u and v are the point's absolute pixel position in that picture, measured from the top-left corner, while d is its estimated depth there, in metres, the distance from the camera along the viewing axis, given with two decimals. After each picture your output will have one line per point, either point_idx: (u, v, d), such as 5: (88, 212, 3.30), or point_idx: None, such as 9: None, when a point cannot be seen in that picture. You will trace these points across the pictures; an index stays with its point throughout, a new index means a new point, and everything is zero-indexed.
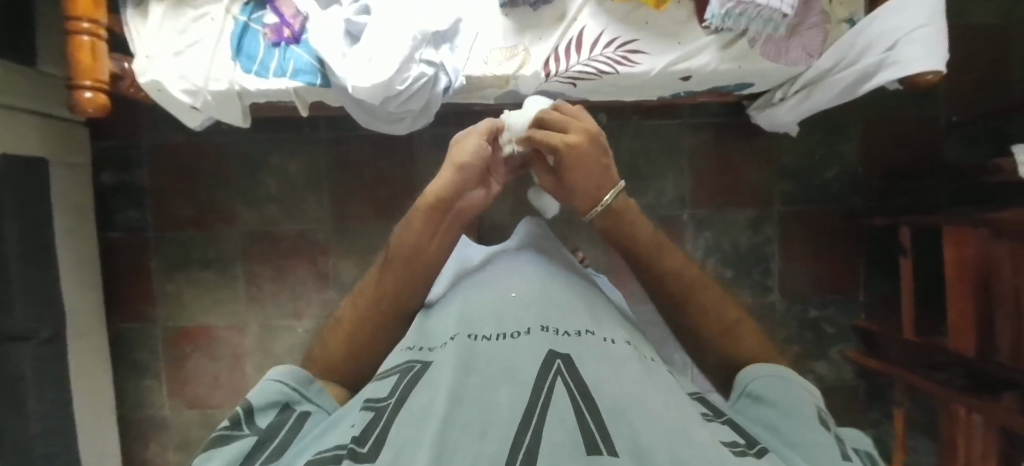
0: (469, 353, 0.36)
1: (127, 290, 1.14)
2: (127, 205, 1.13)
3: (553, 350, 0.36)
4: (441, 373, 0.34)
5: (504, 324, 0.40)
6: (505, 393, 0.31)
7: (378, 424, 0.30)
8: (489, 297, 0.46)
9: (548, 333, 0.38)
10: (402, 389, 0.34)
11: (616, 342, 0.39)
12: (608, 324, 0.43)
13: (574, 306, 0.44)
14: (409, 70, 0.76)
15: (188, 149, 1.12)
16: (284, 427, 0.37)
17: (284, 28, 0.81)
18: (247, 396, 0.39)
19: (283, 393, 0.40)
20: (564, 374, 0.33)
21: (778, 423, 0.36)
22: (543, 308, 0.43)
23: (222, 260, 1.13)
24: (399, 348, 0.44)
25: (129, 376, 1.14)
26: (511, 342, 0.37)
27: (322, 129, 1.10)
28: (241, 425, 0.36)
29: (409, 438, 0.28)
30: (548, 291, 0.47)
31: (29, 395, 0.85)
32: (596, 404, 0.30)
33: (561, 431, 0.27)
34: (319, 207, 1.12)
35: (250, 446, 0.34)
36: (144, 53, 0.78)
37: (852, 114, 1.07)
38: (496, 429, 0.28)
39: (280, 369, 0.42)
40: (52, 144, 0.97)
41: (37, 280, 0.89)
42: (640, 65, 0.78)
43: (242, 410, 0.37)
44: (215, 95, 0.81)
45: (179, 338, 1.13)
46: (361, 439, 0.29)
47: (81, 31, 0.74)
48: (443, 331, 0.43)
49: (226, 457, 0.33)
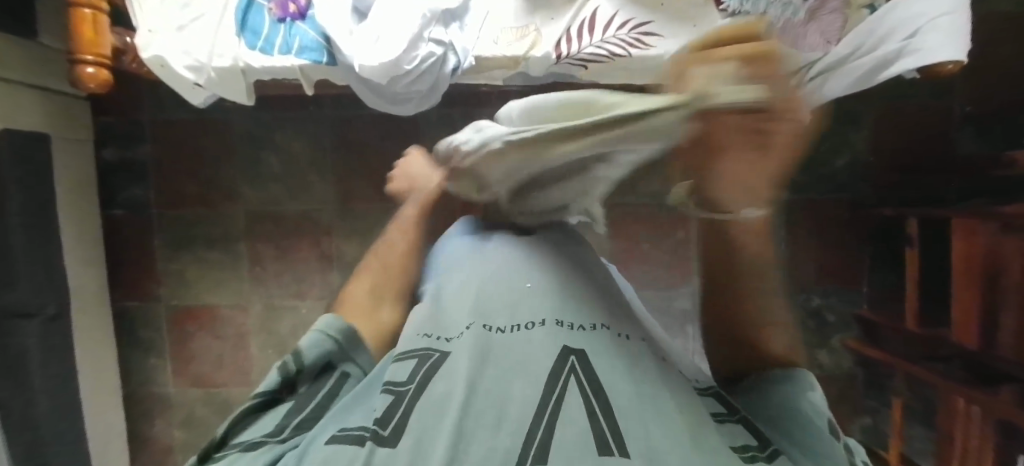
0: (484, 344, 0.35)
1: (131, 268, 1.14)
2: (130, 183, 1.12)
3: (568, 343, 0.35)
4: (458, 364, 0.34)
5: (519, 315, 0.39)
6: (520, 388, 0.31)
7: (399, 407, 0.31)
8: (502, 283, 0.43)
9: (562, 327, 0.37)
10: (421, 376, 0.34)
11: (631, 338, 0.38)
12: (623, 318, 0.42)
13: (591, 299, 0.42)
14: (418, 49, 0.75)
15: (191, 127, 1.10)
16: (323, 390, 0.38)
17: (289, 4, 0.79)
18: (296, 344, 0.40)
19: (328, 350, 0.40)
20: (578, 370, 0.32)
21: (788, 425, 0.35)
22: (562, 298, 0.40)
23: (226, 240, 1.12)
24: (414, 330, 0.43)
25: (135, 353, 1.15)
26: (525, 336, 0.36)
27: (327, 108, 1.09)
28: (286, 384, 0.38)
29: (428, 427, 0.29)
30: (565, 276, 0.43)
31: (36, 371, 0.86)
32: (609, 404, 0.30)
33: (574, 428, 0.28)
34: (323, 188, 1.11)
35: (289, 410, 0.36)
36: (147, 27, 0.76)
37: (865, 102, 1.05)
38: (510, 422, 0.29)
39: (327, 321, 0.42)
40: (54, 120, 0.95)
41: (41, 258, 0.89)
42: (653, 48, 0.77)
43: (290, 363, 0.38)
44: (219, 72, 0.79)
45: (183, 317, 1.14)
46: (383, 420, 0.30)
47: (83, 4, 0.72)
48: (457, 319, 0.41)
49: (267, 421, 0.35)
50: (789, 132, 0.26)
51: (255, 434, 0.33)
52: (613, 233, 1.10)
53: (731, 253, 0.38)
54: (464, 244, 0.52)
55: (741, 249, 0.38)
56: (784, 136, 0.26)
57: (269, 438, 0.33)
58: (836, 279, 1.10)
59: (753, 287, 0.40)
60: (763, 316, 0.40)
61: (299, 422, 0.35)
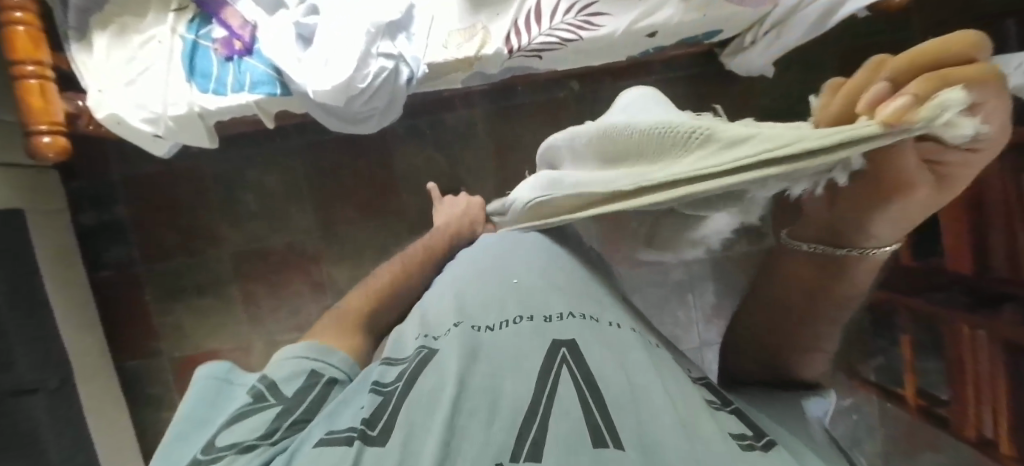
0: (472, 342, 0.36)
1: (127, 326, 1.13)
2: (112, 243, 1.12)
3: (557, 335, 0.36)
4: (448, 361, 0.34)
5: (507, 311, 0.40)
6: (511, 384, 0.32)
7: (388, 407, 0.31)
8: (491, 282, 0.45)
9: (552, 321, 0.38)
10: (409, 374, 0.35)
11: (620, 327, 0.39)
12: (612, 308, 0.43)
13: (578, 293, 0.43)
14: (368, 66, 0.74)
15: (162, 178, 1.10)
16: (310, 394, 0.38)
17: (234, 41, 0.78)
18: (268, 372, 0.40)
19: (308, 364, 0.40)
20: (569, 361, 0.33)
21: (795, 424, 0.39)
22: (547, 293, 0.42)
23: (215, 283, 1.12)
24: (404, 333, 0.43)
25: (145, 410, 1.15)
26: (514, 329, 0.38)
27: (294, 138, 1.08)
28: (267, 398, 0.37)
29: (418, 424, 0.29)
30: (553, 268, 0.45)
31: (49, 443, 0.85)
32: (602, 395, 0.30)
33: (567, 422, 0.28)
34: (306, 218, 1.11)
35: (275, 415, 0.35)
36: (97, 88, 0.76)
37: (826, 47, 1.04)
38: (503, 420, 0.29)
39: (307, 344, 0.43)
40: (23, 192, 0.95)
41: (35, 331, 0.89)
42: (603, 28, 0.76)
43: (266, 386, 0.38)
44: (177, 120, 0.79)
45: (188, 367, 1.14)
46: (371, 420, 0.30)
47: (28, 75, 0.72)
48: (444, 313, 0.42)
49: (252, 428, 0.34)
50: (976, 158, 0.25)
51: (245, 435, 0.33)
52: None
53: (836, 281, 0.38)
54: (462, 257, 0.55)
55: (848, 281, 0.38)
56: (969, 167, 0.26)
57: (257, 442, 0.32)
58: None
59: (828, 314, 0.42)
60: (828, 336, 0.44)
61: (288, 422, 0.34)
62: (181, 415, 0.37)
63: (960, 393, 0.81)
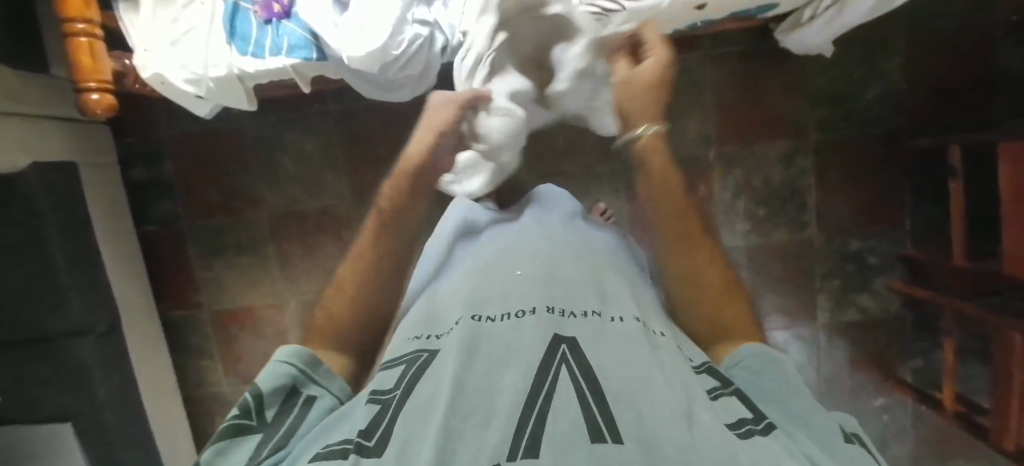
0: (473, 337, 0.36)
1: (172, 278, 1.20)
2: (159, 198, 1.17)
3: (557, 331, 0.36)
4: (446, 363, 0.33)
5: (509, 304, 0.41)
6: (510, 379, 0.31)
7: (384, 418, 0.30)
8: (496, 274, 0.47)
9: (553, 315, 0.38)
10: (407, 380, 0.34)
11: (624, 319, 0.39)
12: (617, 301, 0.43)
13: (581, 289, 0.44)
14: (404, 32, 0.74)
15: (205, 136, 1.14)
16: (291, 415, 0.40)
17: (272, 4, 0.78)
18: (257, 378, 0.41)
19: (291, 374, 0.42)
20: (568, 357, 0.32)
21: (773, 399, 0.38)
22: (544, 288, 0.43)
23: (253, 242, 1.16)
24: (405, 334, 0.44)
25: (187, 358, 1.22)
26: (515, 324, 0.37)
27: (331, 104, 1.09)
28: (251, 414, 0.39)
29: (414, 432, 0.27)
30: (552, 263, 0.48)
31: (99, 382, 0.93)
32: (602, 387, 0.29)
33: (566, 418, 0.27)
34: (339, 183, 1.12)
35: (256, 444, 0.38)
36: (143, 47, 0.79)
37: (896, 24, 0.97)
38: (500, 418, 0.27)
39: (290, 348, 0.44)
40: (77, 146, 1.00)
41: (86, 275, 0.94)
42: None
43: (253, 396, 0.40)
44: (217, 82, 0.80)
45: (225, 320, 1.20)
46: (367, 433, 0.29)
47: (79, 33, 0.74)
48: (448, 315, 0.43)
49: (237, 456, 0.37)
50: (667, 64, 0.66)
51: None
52: (631, 197, 1.08)
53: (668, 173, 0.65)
54: (462, 254, 0.59)
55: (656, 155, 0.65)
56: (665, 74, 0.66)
57: None
58: (872, 218, 1.04)
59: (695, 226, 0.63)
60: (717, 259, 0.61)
61: (272, 444, 0.38)
62: (237, 412, 0.39)
63: (999, 405, 0.75)
